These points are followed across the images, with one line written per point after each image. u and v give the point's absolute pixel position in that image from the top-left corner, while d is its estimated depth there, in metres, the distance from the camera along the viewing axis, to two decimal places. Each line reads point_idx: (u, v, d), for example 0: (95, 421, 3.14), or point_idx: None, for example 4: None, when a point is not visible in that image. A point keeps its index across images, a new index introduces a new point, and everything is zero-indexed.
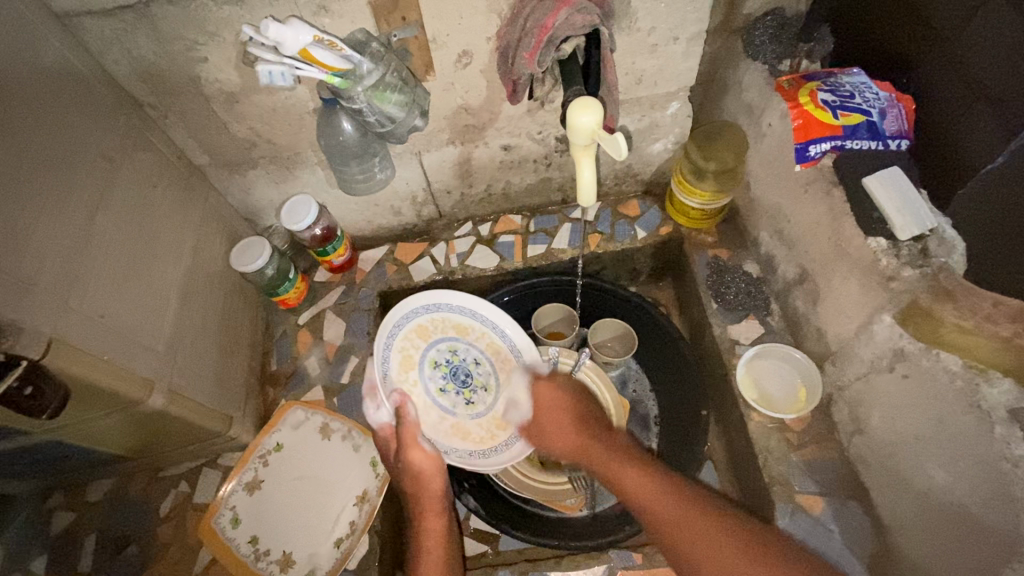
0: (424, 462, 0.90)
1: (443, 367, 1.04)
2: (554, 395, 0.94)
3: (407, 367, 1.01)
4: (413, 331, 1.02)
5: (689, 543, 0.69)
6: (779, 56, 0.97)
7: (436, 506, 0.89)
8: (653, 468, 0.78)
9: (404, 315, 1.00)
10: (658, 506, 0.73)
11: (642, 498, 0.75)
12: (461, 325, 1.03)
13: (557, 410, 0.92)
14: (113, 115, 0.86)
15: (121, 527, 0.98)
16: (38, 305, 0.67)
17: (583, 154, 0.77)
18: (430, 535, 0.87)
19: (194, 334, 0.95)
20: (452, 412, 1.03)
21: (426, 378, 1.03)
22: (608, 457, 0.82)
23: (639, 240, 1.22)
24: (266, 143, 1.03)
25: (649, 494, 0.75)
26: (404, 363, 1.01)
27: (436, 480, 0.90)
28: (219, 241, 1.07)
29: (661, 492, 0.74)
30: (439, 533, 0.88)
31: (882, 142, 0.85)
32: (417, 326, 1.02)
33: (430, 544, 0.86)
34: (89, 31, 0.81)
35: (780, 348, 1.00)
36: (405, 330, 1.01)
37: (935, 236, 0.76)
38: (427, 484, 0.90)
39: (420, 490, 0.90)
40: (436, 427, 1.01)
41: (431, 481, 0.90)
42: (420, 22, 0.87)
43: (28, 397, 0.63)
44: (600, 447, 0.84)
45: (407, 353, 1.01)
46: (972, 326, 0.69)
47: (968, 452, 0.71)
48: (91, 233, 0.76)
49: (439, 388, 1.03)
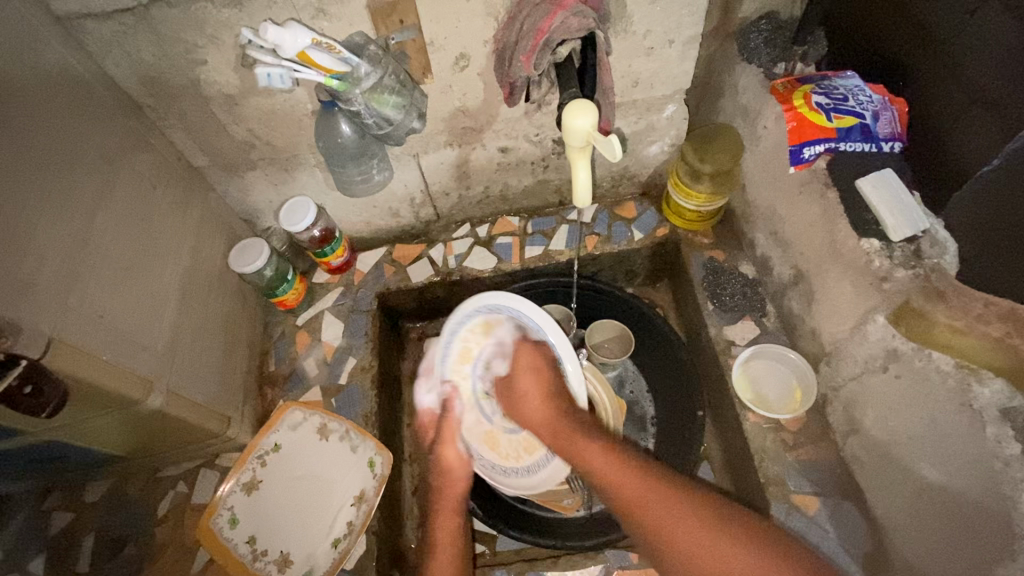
0: (454, 459, 0.93)
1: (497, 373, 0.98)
2: (538, 361, 0.89)
3: (463, 359, 0.98)
4: (479, 327, 0.97)
5: (669, 528, 0.68)
6: (774, 59, 0.98)
7: (454, 506, 0.89)
8: (619, 447, 0.78)
9: (477, 307, 0.95)
10: (629, 490, 0.72)
11: (611, 479, 0.74)
12: (526, 337, 0.93)
13: (533, 379, 0.88)
14: (113, 117, 0.87)
15: (119, 527, 0.99)
16: (38, 305, 0.67)
17: (579, 156, 0.78)
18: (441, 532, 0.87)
19: (193, 335, 0.96)
20: (490, 419, 1.00)
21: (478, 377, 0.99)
22: (578, 439, 0.81)
23: (636, 241, 1.23)
24: (265, 145, 1.04)
25: (618, 476, 0.74)
26: (462, 355, 0.98)
27: (463, 472, 0.93)
28: (218, 242, 1.08)
29: (633, 475, 0.73)
30: (454, 531, 0.87)
31: (875, 144, 0.85)
32: (484, 322, 0.97)
33: (440, 545, 0.85)
34: (90, 34, 0.82)
35: (775, 348, 1.02)
36: (472, 323, 0.97)
37: (928, 237, 0.78)
38: (454, 478, 0.92)
39: (446, 486, 0.92)
40: (470, 429, 0.99)
41: (458, 474, 0.93)
42: (418, 25, 0.88)
43: (28, 395, 0.65)
44: (572, 428, 0.83)
45: (468, 347, 0.98)
46: (963, 326, 0.70)
47: (960, 451, 0.71)
48: (90, 234, 0.77)
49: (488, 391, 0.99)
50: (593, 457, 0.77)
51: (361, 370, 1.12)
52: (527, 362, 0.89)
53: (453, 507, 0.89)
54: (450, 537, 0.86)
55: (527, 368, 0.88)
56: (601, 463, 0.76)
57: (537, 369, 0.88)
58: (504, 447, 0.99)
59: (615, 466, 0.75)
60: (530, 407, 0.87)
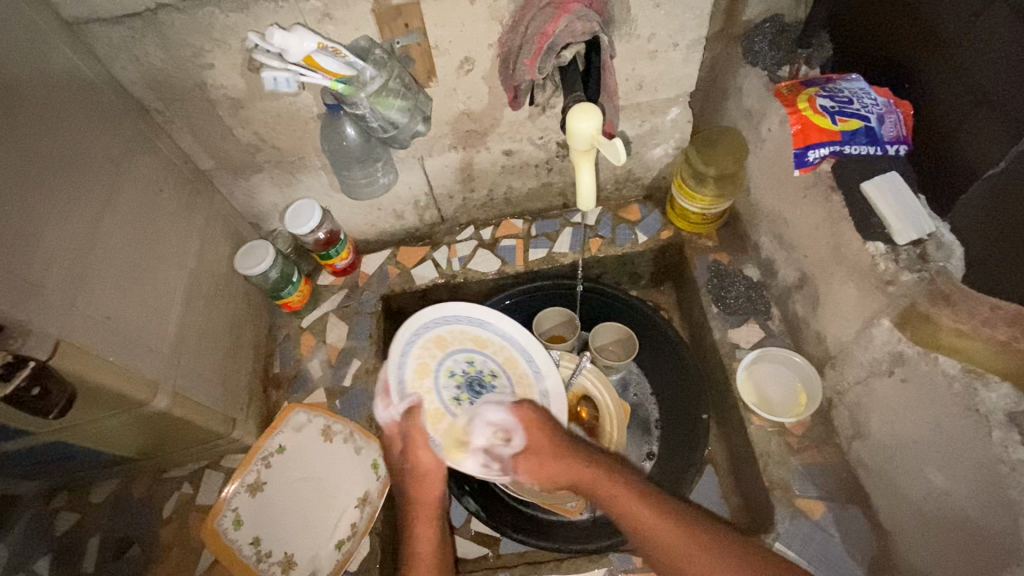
0: (430, 463, 0.92)
1: (459, 377, 1.05)
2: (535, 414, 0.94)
3: (422, 374, 1.02)
4: (431, 342, 1.05)
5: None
6: (779, 62, 0.98)
7: (430, 513, 0.89)
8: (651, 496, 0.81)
9: (421, 326, 1.04)
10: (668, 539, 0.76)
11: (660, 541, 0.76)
12: (480, 337, 1.08)
13: (544, 432, 0.92)
14: (119, 120, 0.87)
15: (124, 528, 0.99)
16: (45, 306, 0.68)
17: (583, 159, 0.78)
18: (425, 540, 0.87)
19: (198, 337, 0.96)
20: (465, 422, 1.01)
21: (441, 386, 1.03)
22: (616, 495, 0.82)
23: (640, 244, 1.23)
24: (271, 148, 1.05)
25: (667, 535, 0.77)
26: (419, 370, 1.02)
27: (434, 486, 0.91)
28: (223, 245, 1.08)
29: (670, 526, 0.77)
30: (433, 540, 0.87)
31: (880, 148, 0.84)
32: (436, 336, 1.05)
33: (421, 559, 0.84)
34: (98, 38, 0.82)
35: (779, 351, 1.01)
36: (421, 341, 1.04)
37: (934, 240, 0.77)
38: (427, 486, 0.91)
39: (421, 493, 0.90)
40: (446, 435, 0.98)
41: (431, 484, 0.91)
42: (423, 29, 0.88)
43: (36, 396, 0.65)
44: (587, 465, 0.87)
45: (424, 362, 1.03)
46: (970, 329, 0.69)
47: (967, 456, 0.71)
48: (96, 236, 0.77)
49: (455, 397, 1.03)
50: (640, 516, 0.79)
51: (366, 372, 1.12)
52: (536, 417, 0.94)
53: (432, 515, 0.89)
54: (430, 551, 0.86)
55: (534, 422, 0.93)
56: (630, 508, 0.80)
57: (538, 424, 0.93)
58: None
59: (651, 515, 0.79)
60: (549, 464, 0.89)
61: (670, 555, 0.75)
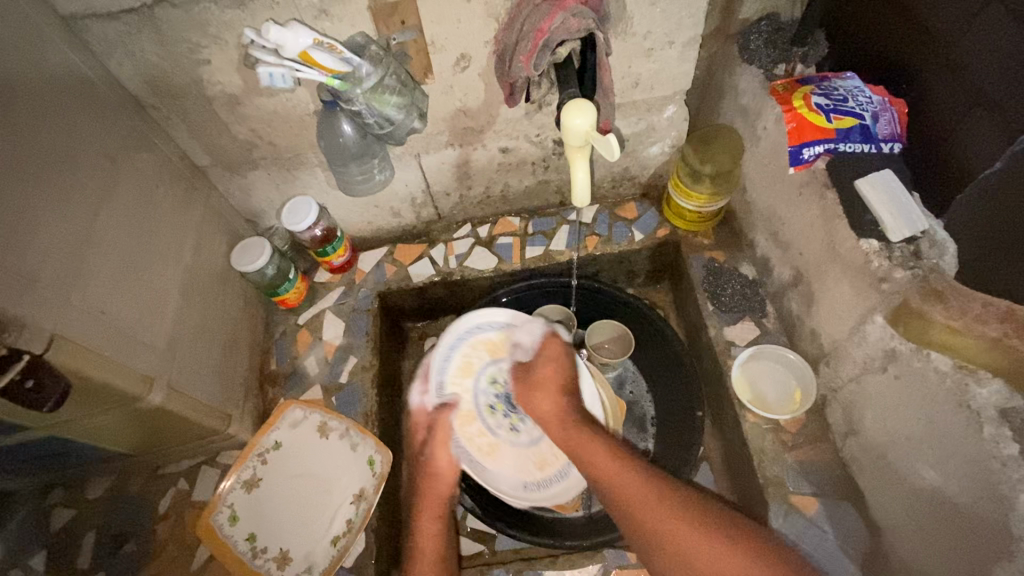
0: (447, 465, 0.94)
1: (500, 386, 1.06)
2: (558, 354, 0.97)
3: (464, 373, 1.05)
4: (481, 344, 1.06)
5: (676, 537, 0.70)
6: (774, 60, 0.98)
7: (436, 510, 0.91)
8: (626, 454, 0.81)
9: (470, 329, 1.07)
10: (629, 486, 0.76)
11: (622, 490, 0.76)
12: None
13: (555, 375, 0.94)
14: (115, 115, 0.87)
15: (120, 524, 0.99)
16: (40, 300, 0.68)
17: (577, 155, 0.78)
18: (426, 535, 0.89)
19: (194, 333, 0.96)
20: (494, 432, 1.04)
21: (480, 390, 1.05)
22: (589, 444, 0.83)
23: (637, 242, 1.23)
24: (268, 145, 1.05)
25: (629, 483, 0.77)
26: (463, 369, 1.05)
27: (445, 483, 0.93)
28: (220, 241, 1.09)
29: (636, 477, 0.77)
30: (435, 533, 0.89)
31: (875, 145, 0.85)
32: (487, 340, 1.07)
33: (422, 553, 0.87)
34: (94, 34, 0.83)
35: (774, 349, 1.02)
36: (470, 343, 1.06)
37: (927, 237, 0.78)
38: (438, 483, 0.93)
39: (430, 488, 0.93)
40: (473, 440, 1.03)
41: (441, 482, 0.93)
42: (420, 26, 0.88)
43: (29, 389, 0.65)
44: (580, 424, 0.87)
45: (470, 362, 1.06)
46: (961, 326, 0.69)
47: (959, 452, 0.71)
48: (92, 231, 0.77)
49: (490, 406, 1.05)
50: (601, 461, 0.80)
51: (362, 370, 1.12)
52: (555, 354, 0.97)
53: (437, 511, 0.91)
54: (431, 546, 0.87)
55: (551, 358, 0.96)
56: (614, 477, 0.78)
57: (557, 360, 0.96)
58: (506, 458, 1.03)
59: (640, 490, 0.75)
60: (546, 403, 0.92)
61: (628, 498, 0.75)
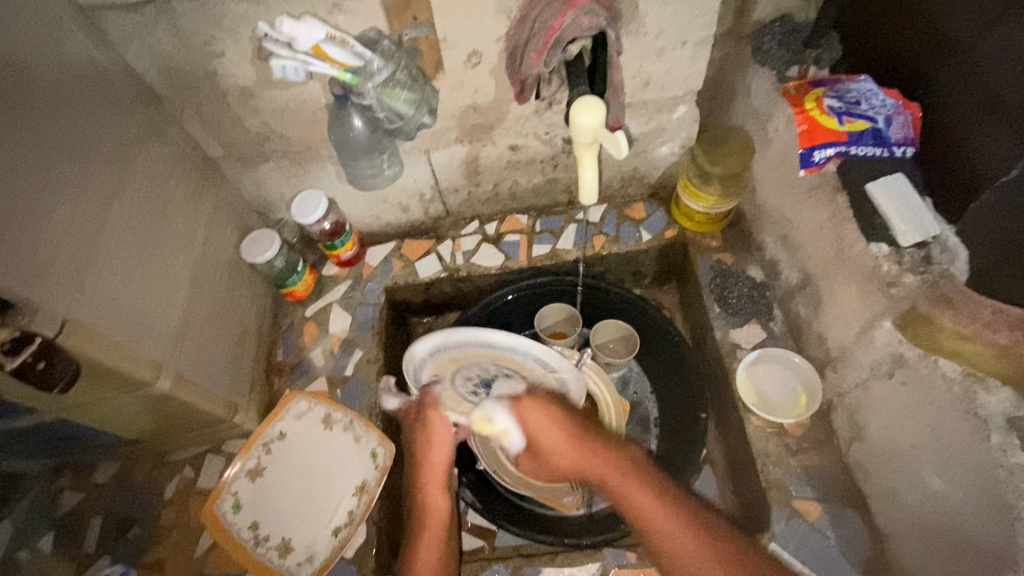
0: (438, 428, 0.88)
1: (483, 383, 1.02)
2: (546, 409, 0.80)
3: None
4: (448, 357, 0.98)
5: None
6: (787, 62, 0.98)
7: (441, 481, 0.88)
8: (672, 497, 0.73)
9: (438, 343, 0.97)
10: (686, 554, 0.68)
11: (678, 554, 0.69)
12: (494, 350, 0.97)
13: (553, 427, 0.79)
14: (131, 106, 0.88)
15: (126, 509, 1.00)
16: (52, 285, 0.68)
17: (586, 152, 0.78)
18: (432, 514, 0.86)
19: (203, 322, 0.97)
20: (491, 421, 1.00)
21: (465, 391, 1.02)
22: (631, 491, 0.73)
23: (644, 242, 1.23)
24: (279, 138, 1.06)
25: (682, 541, 0.69)
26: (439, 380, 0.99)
27: (442, 452, 0.88)
28: (230, 232, 1.09)
29: (688, 535, 0.69)
30: (442, 511, 0.87)
31: (887, 149, 0.84)
32: (452, 353, 0.98)
33: (426, 540, 0.84)
34: (112, 25, 0.83)
35: (779, 352, 1.00)
36: (439, 354, 0.98)
37: (938, 243, 0.77)
38: (434, 452, 0.88)
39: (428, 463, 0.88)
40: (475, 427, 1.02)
41: (435, 452, 0.88)
42: (432, 22, 0.89)
43: (41, 370, 0.66)
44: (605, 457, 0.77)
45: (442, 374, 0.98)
46: (970, 333, 0.69)
47: (964, 459, 0.70)
48: (105, 219, 0.78)
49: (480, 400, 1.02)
50: (650, 510, 0.72)
51: (367, 362, 1.13)
52: (539, 418, 0.80)
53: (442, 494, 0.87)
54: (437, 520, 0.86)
55: (540, 428, 0.80)
56: (655, 521, 0.71)
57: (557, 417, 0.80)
58: None
59: (680, 533, 0.70)
60: (561, 464, 0.78)
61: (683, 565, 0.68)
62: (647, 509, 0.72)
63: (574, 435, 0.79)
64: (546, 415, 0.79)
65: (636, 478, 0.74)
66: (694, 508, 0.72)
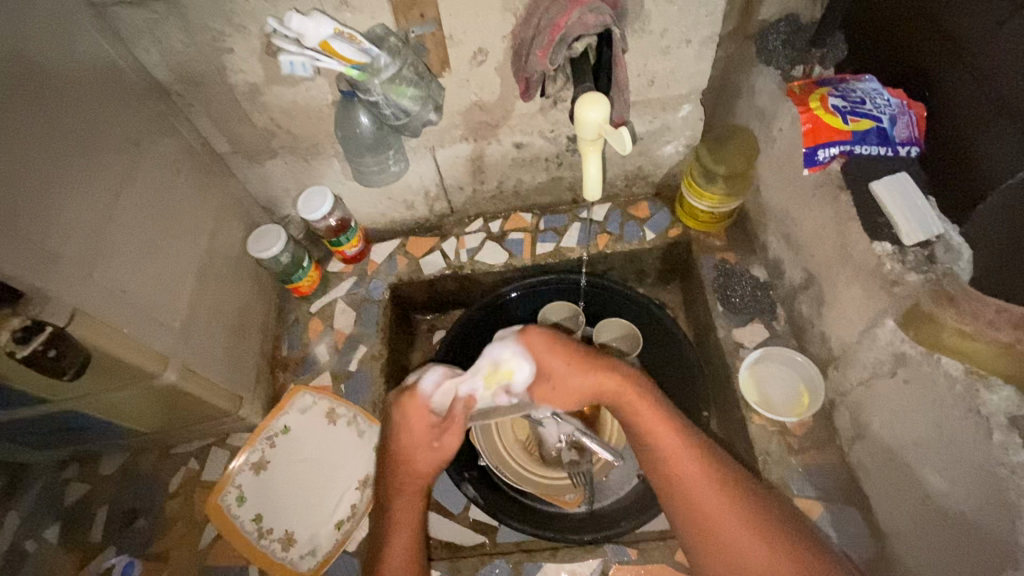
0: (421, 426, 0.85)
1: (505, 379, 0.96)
2: (548, 334, 0.88)
3: None
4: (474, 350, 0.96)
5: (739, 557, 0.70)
6: (792, 61, 0.98)
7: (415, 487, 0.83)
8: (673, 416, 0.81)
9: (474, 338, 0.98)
10: (690, 469, 0.75)
11: (682, 464, 0.75)
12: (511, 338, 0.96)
13: (558, 352, 0.86)
14: (140, 101, 0.89)
15: (132, 500, 1.01)
16: (62, 276, 0.69)
17: (589, 149, 0.79)
18: (403, 519, 0.81)
19: (209, 316, 0.98)
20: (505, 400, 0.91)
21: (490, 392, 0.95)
22: (637, 404, 0.81)
23: (648, 241, 1.23)
24: (286, 134, 1.06)
25: (687, 461, 0.76)
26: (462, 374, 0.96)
27: (425, 458, 0.83)
28: (236, 227, 1.10)
29: (694, 457, 0.76)
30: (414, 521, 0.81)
31: (891, 148, 0.84)
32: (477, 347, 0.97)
33: (399, 529, 0.80)
34: (122, 20, 0.84)
35: (781, 351, 1.01)
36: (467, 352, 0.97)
37: (942, 242, 0.77)
38: (415, 455, 0.84)
39: (409, 468, 0.83)
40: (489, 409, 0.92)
41: (419, 455, 0.83)
42: (438, 19, 0.89)
43: (52, 358, 0.66)
44: (610, 370, 0.84)
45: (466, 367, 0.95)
46: (973, 330, 0.68)
47: (966, 458, 0.70)
48: (114, 212, 0.79)
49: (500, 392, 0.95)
50: (653, 422, 0.79)
51: (371, 358, 1.13)
52: (544, 343, 0.87)
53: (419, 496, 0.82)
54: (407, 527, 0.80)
55: (547, 351, 0.87)
56: (660, 435, 0.78)
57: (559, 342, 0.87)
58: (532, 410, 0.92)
59: (684, 450, 0.76)
60: (573, 382, 0.85)
61: (689, 480, 0.75)
62: (648, 420, 0.80)
63: (579, 357, 0.86)
64: (550, 339, 0.87)
65: (640, 392, 0.82)
66: (702, 440, 0.79)
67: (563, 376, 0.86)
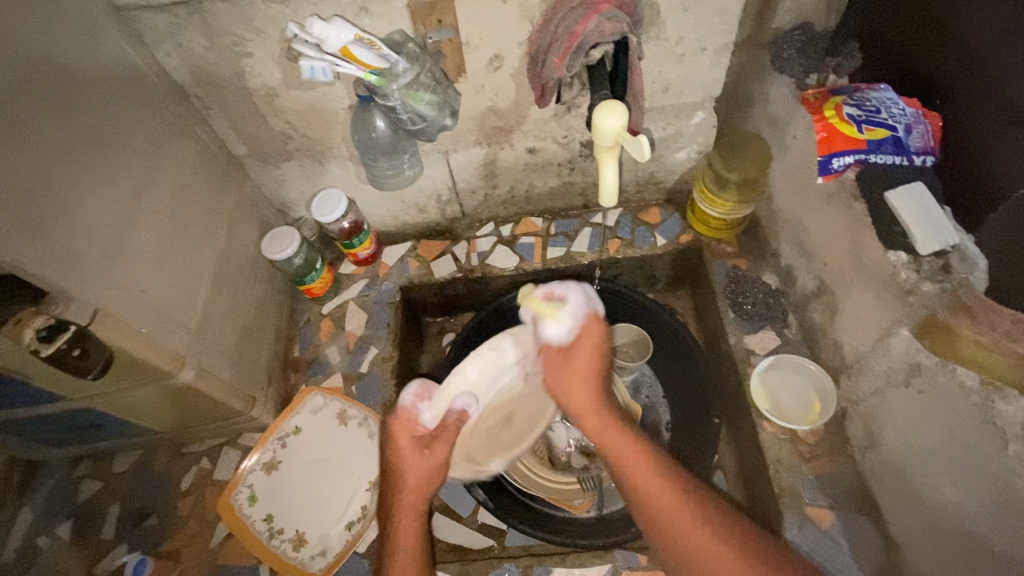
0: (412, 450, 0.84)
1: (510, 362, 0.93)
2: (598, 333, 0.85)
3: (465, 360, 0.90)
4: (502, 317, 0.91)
5: None
6: (806, 70, 0.98)
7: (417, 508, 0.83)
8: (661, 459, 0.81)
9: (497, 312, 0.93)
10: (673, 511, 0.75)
11: (662, 507, 0.76)
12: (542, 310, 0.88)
13: (591, 359, 0.85)
14: (160, 103, 0.90)
15: (144, 498, 1.02)
16: (84, 275, 0.70)
17: (606, 156, 0.79)
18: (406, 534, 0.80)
19: (224, 316, 0.99)
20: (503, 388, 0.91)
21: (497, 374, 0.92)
22: (631, 448, 0.81)
23: (659, 247, 1.23)
24: (302, 137, 1.07)
25: (669, 502, 0.76)
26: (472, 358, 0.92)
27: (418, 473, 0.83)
28: (251, 228, 1.11)
29: (679, 498, 0.76)
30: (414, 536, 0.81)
31: (906, 157, 0.84)
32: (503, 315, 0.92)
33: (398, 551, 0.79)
34: (144, 24, 0.85)
35: (793, 359, 1.01)
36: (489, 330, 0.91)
37: (958, 252, 0.76)
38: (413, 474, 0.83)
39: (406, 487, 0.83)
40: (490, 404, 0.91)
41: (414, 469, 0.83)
42: (455, 25, 0.90)
43: (76, 358, 0.68)
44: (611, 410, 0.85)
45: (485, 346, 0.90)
46: (990, 342, 0.69)
47: (980, 468, 0.70)
48: (134, 213, 0.80)
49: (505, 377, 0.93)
50: (644, 470, 0.79)
51: (382, 360, 1.13)
52: (593, 340, 0.85)
53: (412, 517, 0.82)
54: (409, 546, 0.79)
55: (592, 348, 0.85)
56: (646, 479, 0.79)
57: (594, 340, 0.85)
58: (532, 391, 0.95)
59: (666, 492, 0.77)
60: (580, 400, 0.85)
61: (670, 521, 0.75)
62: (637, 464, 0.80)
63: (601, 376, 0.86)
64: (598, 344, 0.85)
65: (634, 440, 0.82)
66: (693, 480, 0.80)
67: (577, 383, 0.85)
